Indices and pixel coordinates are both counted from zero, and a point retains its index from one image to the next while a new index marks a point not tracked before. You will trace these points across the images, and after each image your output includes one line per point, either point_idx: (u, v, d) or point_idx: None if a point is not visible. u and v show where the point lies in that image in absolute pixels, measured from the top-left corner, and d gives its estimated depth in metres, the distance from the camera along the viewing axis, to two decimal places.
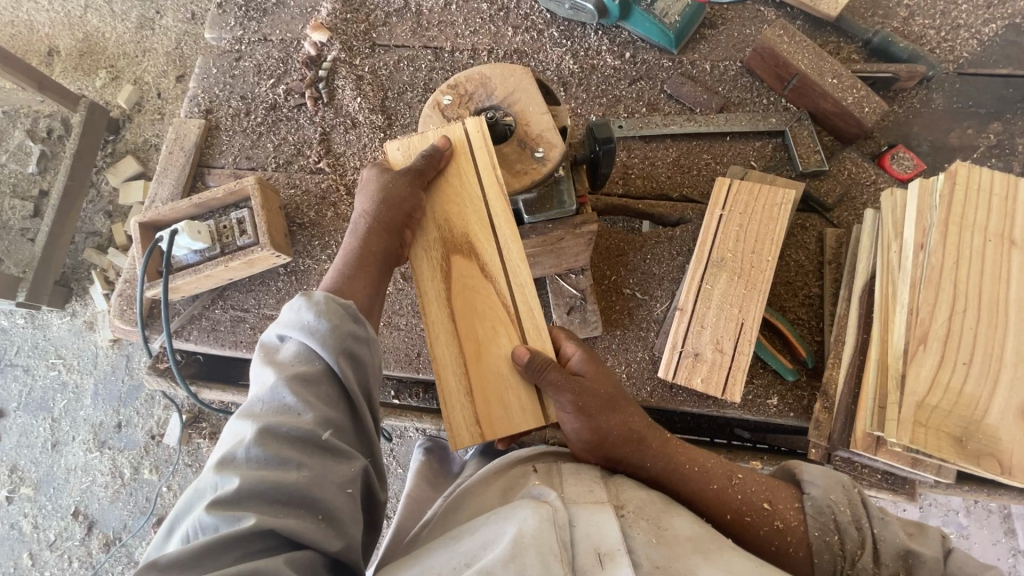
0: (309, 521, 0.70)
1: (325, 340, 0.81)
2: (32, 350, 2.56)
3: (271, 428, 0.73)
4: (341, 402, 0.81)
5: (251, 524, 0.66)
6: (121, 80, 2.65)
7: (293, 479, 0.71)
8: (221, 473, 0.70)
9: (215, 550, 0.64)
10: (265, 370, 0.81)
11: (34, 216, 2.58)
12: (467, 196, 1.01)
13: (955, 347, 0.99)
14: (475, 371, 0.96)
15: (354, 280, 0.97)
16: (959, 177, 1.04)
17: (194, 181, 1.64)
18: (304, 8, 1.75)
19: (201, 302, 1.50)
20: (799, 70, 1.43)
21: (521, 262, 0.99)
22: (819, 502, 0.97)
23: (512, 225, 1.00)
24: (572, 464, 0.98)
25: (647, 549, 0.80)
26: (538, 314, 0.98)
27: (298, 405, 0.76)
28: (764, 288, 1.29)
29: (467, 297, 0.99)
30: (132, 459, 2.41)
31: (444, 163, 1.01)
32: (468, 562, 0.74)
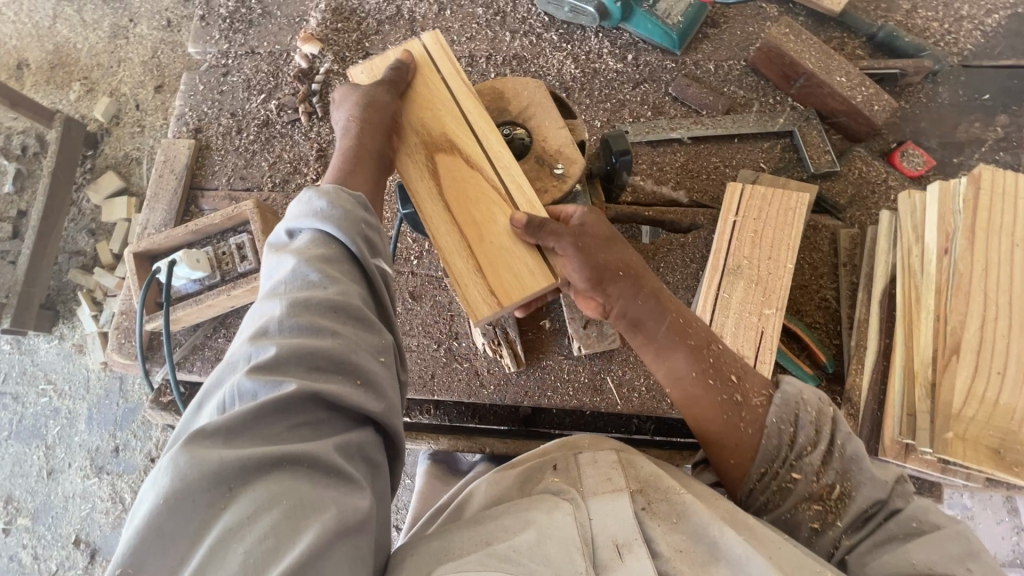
0: (347, 386, 0.68)
1: (342, 224, 0.79)
2: (20, 377, 2.47)
3: (300, 300, 0.71)
4: (362, 282, 0.79)
5: (294, 389, 0.63)
6: (96, 92, 2.55)
7: (327, 343, 0.69)
8: (255, 345, 0.68)
9: (264, 417, 0.61)
10: (280, 261, 0.78)
11: (14, 237, 2.48)
12: (438, 100, 0.99)
13: (988, 355, 0.98)
14: (477, 246, 0.91)
15: (351, 177, 0.88)
16: (983, 180, 1.04)
17: (187, 204, 1.57)
18: (292, 19, 1.69)
19: (202, 331, 1.45)
20: (807, 69, 1.41)
21: (496, 137, 0.96)
22: (790, 395, 0.91)
23: (484, 112, 0.98)
24: (587, 452, 0.93)
25: (666, 535, 0.79)
26: (526, 185, 0.93)
27: (322, 280, 0.74)
28: (783, 294, 1.27)
29: (456, 181, 0.94)
30: (133, 483, 2.36)
31: (412, 77, 1.01)
32: (489, 540, 0.74)
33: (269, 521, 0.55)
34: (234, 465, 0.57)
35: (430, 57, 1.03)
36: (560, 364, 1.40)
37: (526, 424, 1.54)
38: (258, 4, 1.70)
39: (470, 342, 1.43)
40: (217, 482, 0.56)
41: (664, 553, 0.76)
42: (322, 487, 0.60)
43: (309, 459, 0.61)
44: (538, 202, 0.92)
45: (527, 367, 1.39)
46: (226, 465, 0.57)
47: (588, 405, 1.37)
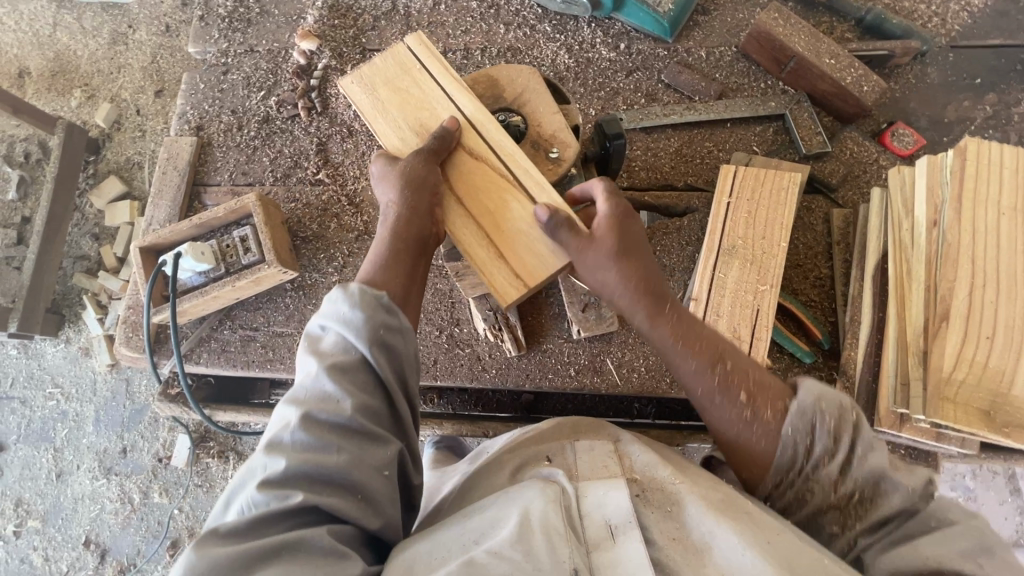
0: (349, 500, 0.73)
1: (358, 330, 0.82)
2: (28, 381, 2.50)
3: (315, 415, 0.75)
4: (377, 390, 0.81)
5: (299, 501, 0.70)
6: (98, 98, 2.58)
7: (334, 462, 0.73)
8: (270, 455, 0.73)
9: (268, 524, 0.69)
10: (305, 357, 0.83)
11: (19, 243, 2.52)
12: (430, 99, 1.03)
13: (976, 321, 1.00)
14: (500, 240, 0.94)
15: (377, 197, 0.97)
16: (969, 152, 1.06)
17: (190, 201, 1.60)
18: (289, 17, 1.72)
19: (208, 323, 1.47)
20: (797, 52, 1.43)
21: (494, 126, 1.00)
22: (804, 405, 0.85)
23: (478, 102, 1.01)
24: (585, 441, 0.96)
25: (661, 523, 0.80)
26: (530, 167, 0.96)
27: (337, 394, 0.77)
28: (777, 273, 1.30)
29: (476, 176, 0.98)
30: (141, 483, 2.38)
31: (403, 80, 1.05)
32: (477, 540, 0.76)
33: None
34: (238, 559, 0.65)
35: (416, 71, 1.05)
36: (561, 347, 1.42)
37: (528, 409, 1.57)
38: (255, 4, 1.73)
39: (471, 328, 1.45)
40: None
41: (658, 541, 0.78)
42: (317, 573, 0.67)
43: (303, 546, 0.68)
44: (541, 177, 0.96)
45: (528, 352, 1.41)
46: (228, 560, 0.65)
47: (589, 386, 1.39)
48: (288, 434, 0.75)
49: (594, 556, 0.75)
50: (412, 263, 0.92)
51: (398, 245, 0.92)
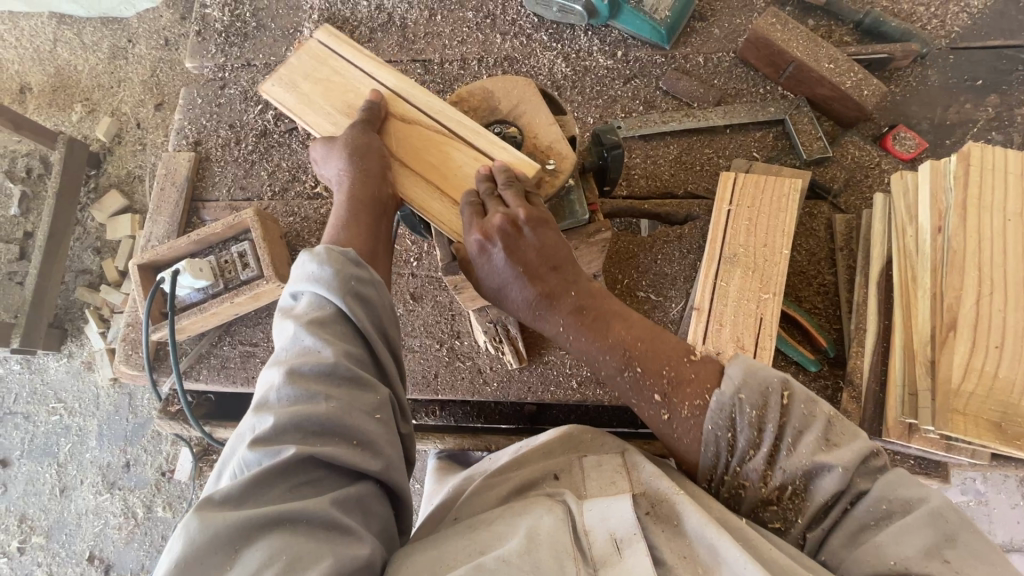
0: (344, 447, 0.73)
1: (332, 286, 0.83)
2: (30, 396, 2.50)
3: (296, 368, 0.76)
4: (358, 338, 0.82)
5: (291, 454, 0.69)
6: (97, 113, 2.59)
7: (322, 408, 0.73)
8: (258, 416, 0.74)
9: (261, 484, 0.68)
10: (283, 325, 0.83)
11: (21, 258, 2.52)
12: (352, 83, 1.06)
13: (984, 330, 0.99)
14: (439, 200, 0.98)
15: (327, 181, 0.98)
16: (972, 158, 1.05)
17: (188, 216, 1.60)
18: (286, 30, 1.72)
19: (208, 339, 1.47)
20: (795, 58, 1.42)
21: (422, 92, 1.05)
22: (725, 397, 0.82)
23: (402, 78, 1.06)
24: (593, 456, 0.94)
25: (670, 542, 0.79)
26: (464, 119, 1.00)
27: (317, 345, 0.78)
28: (780, 281, 1.28)
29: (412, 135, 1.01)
30: (144, 498, 2.37)
31: (322, 73, 1.07)
32: (481, 551, 0.75)
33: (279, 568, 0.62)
34: (237, 526, 0.64)
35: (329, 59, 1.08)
36: (563, 358, 1.40)
37: (531, 420, 1.55)
38: (252, 18, 1.73)
39: (472, 340, 1.44)
40: (222, 546, 0.63)
41: (666, 560, 0.76)
42: (318, 543, 0.66)
43: (304, 517, 0.67)
44: (496, 138, 0.98)
45: (529, 364, 1.40)
46: (228, 528, 0.64)
47: (591, 398, 1.38)
48: (273, 394, 0.75)
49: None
50: (373, 219, 0.95)
51: (357, 206, 0.94)
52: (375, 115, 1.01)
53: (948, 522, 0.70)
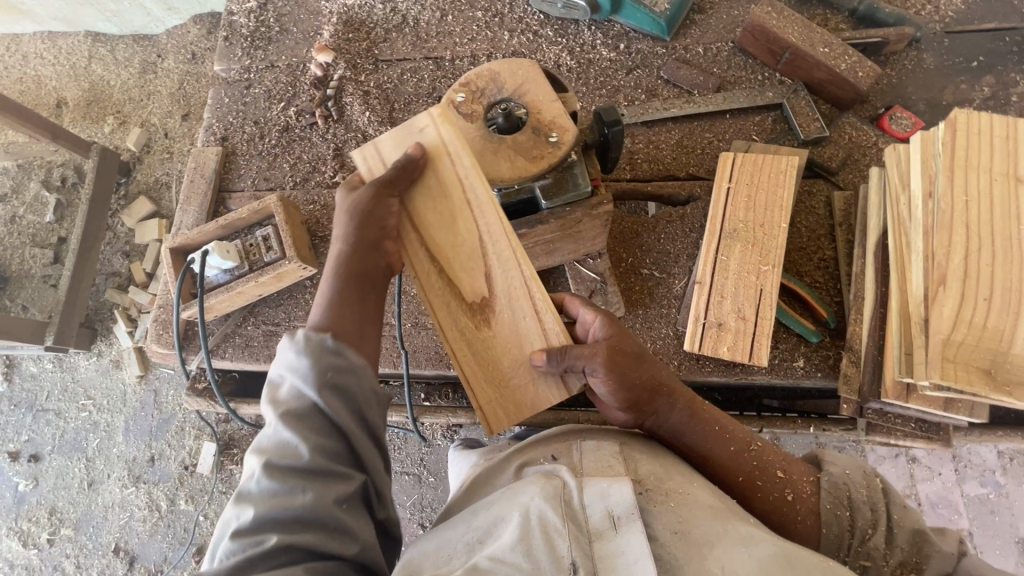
0: (323, 534, 0.76)
1: (308, 378, 0.82)
2: (62, 393, 2.61)
3: (274, 463, 0.78)
4: (336, 435, 0.81)
5: (274, 543, 0.73)
6: (129, 124, 2.74)
7: (300, 502, 0.75)
8: (241, 506, 0.77)
9: (252, 563, 0.71)
10: (267, 410, 0.84)
11: (55, 262, 2.66)
12: (435, 164, 0.98)
13: (973, 284, 1.02)
14: (541, 299, 0.98)
15: (347, 290, 0.93)
16: (958, 123, 1.08)
17: (215, 207, 1.70)
18: (306, 34, 1.83)
19: (233, 320, 1.55)
20: (791, 43, 1.48)
21: (469, 163, 0.98)
22: (835, 478, 0.98)
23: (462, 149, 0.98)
24: (590, 442, 0.97)
25: (664, 519, 0.82)
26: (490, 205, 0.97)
27: (295, 440, 0.79)
28: (780, 253, 1.32)
29: (491, 222, 0.98)
30: (168, 491, 2.45)
31: (420, 171, 0.98)
32: (480, 541, 0.80)
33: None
34: None
35: (368, 149, 1.01)
36: None
37: None
38: (275, 23, 1.85)
39: None
40: None
41: (661, 537, 0.79)
42: None
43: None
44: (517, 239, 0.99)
45: None
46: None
47: None
48: (254, 482, 0.77)
49: (595, 547, 0.76)
50: (362, 293, 0.94)
51: (353, 280, 0.93)
52: (416, 172, 0.97)
53: None
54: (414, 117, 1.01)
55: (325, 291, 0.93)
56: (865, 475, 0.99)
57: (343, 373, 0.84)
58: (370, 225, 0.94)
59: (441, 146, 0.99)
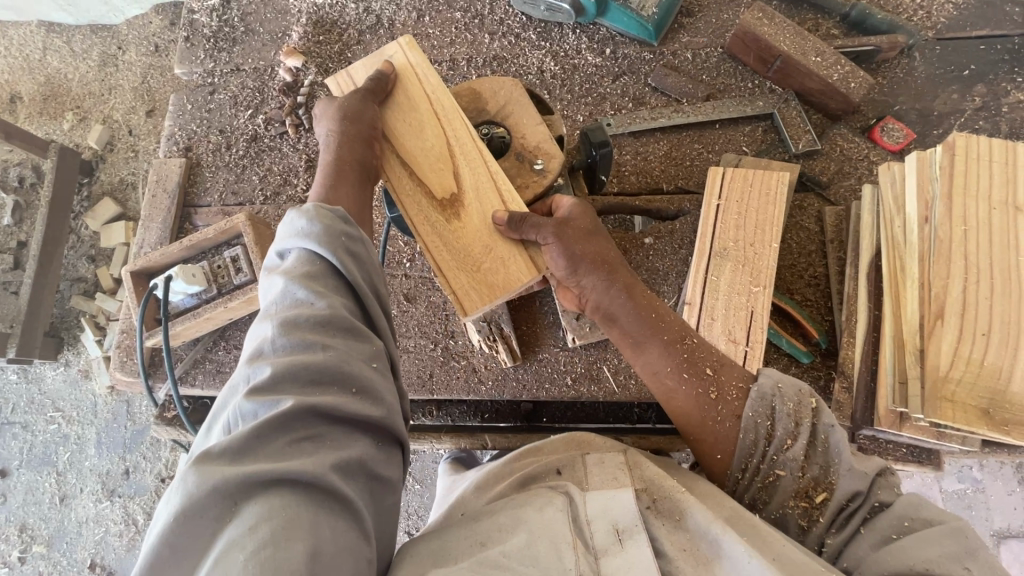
0: (343, 395, 0.72)
1: (323, 241, 0.82)
2: (28, 406, 2.49)
3: (291, 319, 0.74)
4: (350, 295, 0.82)
5: (291, 405, 0.67)
6: (89, 121, 2.58)
7: (320, 357, 0.71)
8: (253, 367, 0.71)
9: (260, 439, 0.64)
10: (272, 283, 0.81)
11: (15, 268, 2.51)
12: (404, 80, 1.03)
13: (972, 319, 0.99)
14: (507, 186, 0.96)
15: (337, 188, 0.93)
16: (956, 148, 1.05)
17: (180, 223, 1.60)
18: (274, 34, 1.71)
19: (202, 345, 1.47)
20: (783, 52, 1.43)
21: (434, 76, 1.02)
22: (765, 388, 0.93)
23: (428, 67, 1.03)
24: (595, 453, 0.95)
25: (671, 535, 0.80)
26: (454, 115, 0.99)
27: (310, 298, 0.77)
28: (771, 274, 1.28)
29: (456, 123, 0.99)
30: (145, 504, 2.37)
31: (391, 84, 1.03)
32: (484, 542, 0.76)
33: (265, 533, 0.56)
34: (237, 483, 0.59)
35: (340, 76, 1.05)
36: (557, 356, 1.40)
37: (528, 418, 1.55)
38: (240, 22, 1.73)
39: (466, 340, 1.43)
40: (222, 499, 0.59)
41: (667, 552, 0.78)
42: (320, 507, 0.61)
43: (310, 480, 0.62)
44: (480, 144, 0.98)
45: (523, 362, 1.39)
46: (232, 480, 0.59)
47: (586, 394, 1.37)
48: (268, 345, 0.73)
49: (603, 563, 0.75)
50: (361, 186, 0.95)
51: (343, 167, 0.94)
52: (388, 85, 1.01)
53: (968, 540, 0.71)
54: (384, 46, 1.07)
55: (323, 176, 0.95)
56: (799, 395, 0.93)
57: (355, 242, 0.85)
58: (357, 122, 0.95)
59: (406, 65, 1.04)
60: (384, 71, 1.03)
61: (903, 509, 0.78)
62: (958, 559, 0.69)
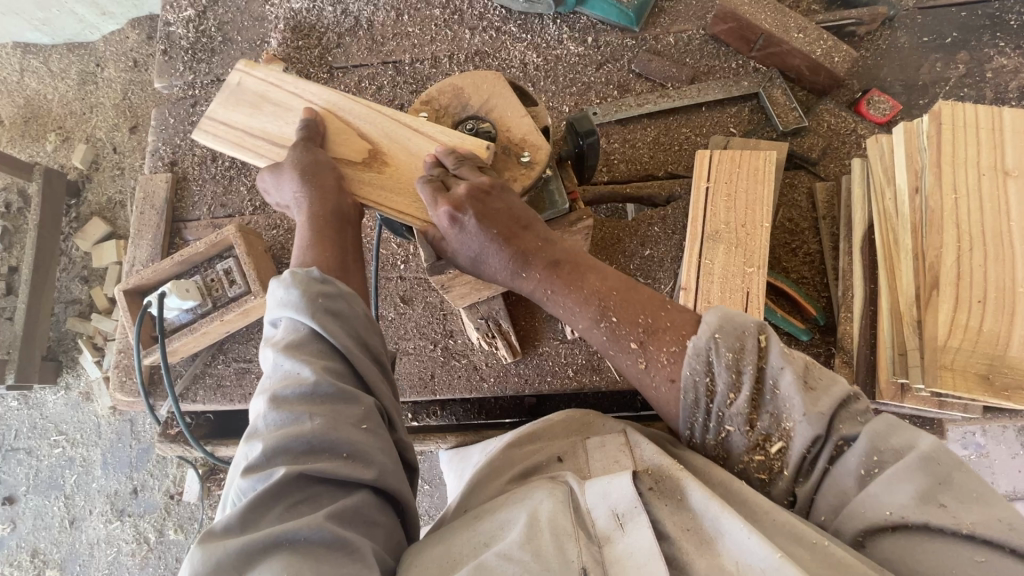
0: (336, 463, 0.74)
1: (300, 305, 0.82)
2: (31, 431, 2.48)
3: (279, 394, 0.76)
4: (336, 354, 0.81)
5: (282, 475, 0.70)
6: (72, 140, 2.55)
7: (308, 429, 0.74)
8: (249, 444, 0.75)
9: (258, 509, 0.69)
10: (265, 351, 0.84)
11: (8, 293, 2.49)
12: (254, 92, 1.03)
13: (967, 286, 1.00)
14: (410, 118, 1.00)
15: (303, 164, 0.93)
16: (943, 116, 1.05)
17: (171, 238, 1.59)
18: (252, 42, 1.70)
19: (202, 359, 1.46)
20: (764, 30, 1.42)
21: (285, 74, 1.04)
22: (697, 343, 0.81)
23: (268, 68, 1.04)
24: (596, 437, 0.97)
25: (673, 514, 0.79)
26: (321, 95, 1.02)
27: (295, 366, 0.78)
28: (764, 253, 1.28)
29: (337, 100, 1.02)
30: (155, 522, 2.35)
31: (256, 95, 1.03)
32: (488, 544, 0.77)
33: None
34: (239, 553, 0.65)
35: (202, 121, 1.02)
36: (557, 348, 1.40)
37: (532, 412, 1.55)
38: (217, 32, 1.71)
39: (466, 338, 1.42)
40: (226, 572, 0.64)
41: (670, 534, 0.77)
42: (315, 557, 0.66)
43: (302, 533, 0.67)
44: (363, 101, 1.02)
45: (523, 356, 1.39)
46: (234, 551, 0.65)
47: (588, 385, 1.38)
48: (261, 421, 0.76)
49: (605, 551, 0.76)
50: (321, 156, 0.95)
51: (297, 147, 0.95)
52: (257, 98, 1.03)
53: (943, 466, 0.69)
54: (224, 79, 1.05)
55: (279, 177, 0.96)
56: (738, 338, 0.79)
57: (334, 299, 0.84)
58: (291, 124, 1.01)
59: (258, 82, 1.04)
60: (240, 90, 1.03)
61: (871, 443, 0.72)
62: (929, 497, 0.67)
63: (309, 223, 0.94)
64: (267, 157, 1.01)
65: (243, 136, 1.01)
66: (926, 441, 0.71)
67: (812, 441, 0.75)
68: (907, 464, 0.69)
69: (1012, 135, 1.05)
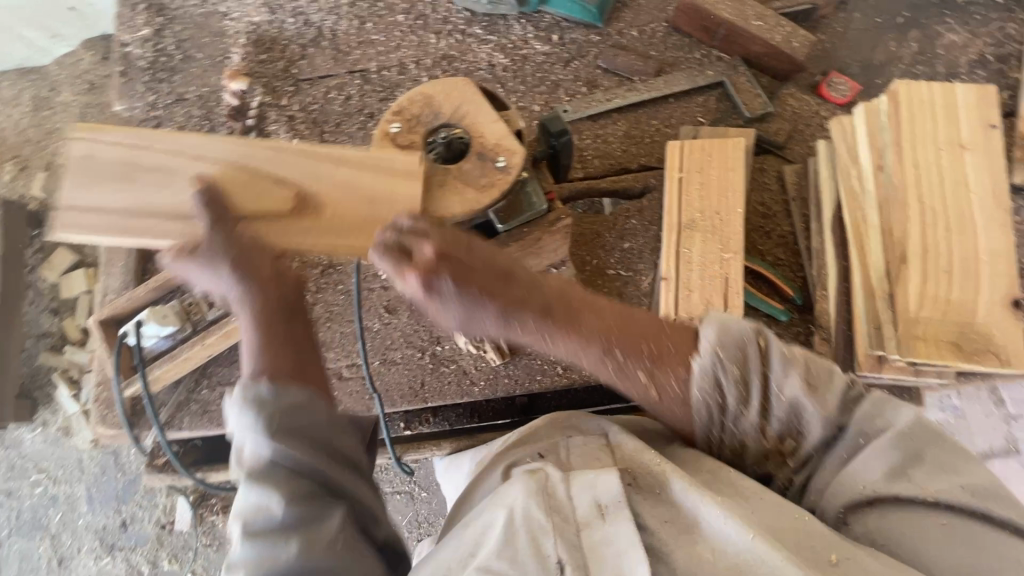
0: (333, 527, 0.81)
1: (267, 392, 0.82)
2: (9, 472, 2.39)
3: (266, 477, 0.80)
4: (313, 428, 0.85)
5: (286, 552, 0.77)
6: (30, 169, 2.47)
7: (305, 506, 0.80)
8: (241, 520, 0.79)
9: None
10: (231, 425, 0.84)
11: None
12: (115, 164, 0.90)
13: (934, 257, 1.05)
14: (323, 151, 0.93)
15: (225, 249, 0.86)
16: (901, 96, 1.11)
17: (143, 264, 1.55)
18: (213, 59, 1.67)
19: (185, 386, 1.43)
20: (725, 20, 1.47)
21: (143, 131, 0.93)
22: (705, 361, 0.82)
23: (120, 131, 0.92)
24: (576, 436, 0.97)
25: (653, 508, 0.82)
26: (206, 151, 0.92)
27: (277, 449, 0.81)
28: (739, 239, 1.31)
29: (225, 154, 0.92)
30: (147, 555, 2.29)
31: (120, 166, 0.90)
32: (472, 553, 0.79)
33: None
34: None
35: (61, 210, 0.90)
36: None
37: (525, 411, 1.53)
38: (176, 50, 1.68)
39: (453, 343, 1.42)
40: None
41: (651, 527, 0.79)
42: None
43: None
44: (260, 142, 0.93)
45: (512, 357, 1.39)
46: None
47: (577, 380, 1.39)
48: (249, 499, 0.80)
49: (583, 538, 0.77)
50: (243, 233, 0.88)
51: (208, 229, 0.86)
52: (123, 169, 0.90)
53: (918, 441, 0.80)
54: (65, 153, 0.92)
55: (196, 270, 0.86)
56: (740, 352, 0.82)
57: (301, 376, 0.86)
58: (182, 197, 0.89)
59: (111, 150, 0.91)
60: (93, 161, 0.90)
61: (858, 427, 0.82)
62: (903, 471, 0.79)
63: (254, 302, 0.87)
64: (165, 241, 0.89)
65: (120, 218, 0.89)
66: (903, 423, 0.80)
67: (820, 436, 0.82)
68: (885, 441, 0.80)
69: (967, 110, 1.11)
